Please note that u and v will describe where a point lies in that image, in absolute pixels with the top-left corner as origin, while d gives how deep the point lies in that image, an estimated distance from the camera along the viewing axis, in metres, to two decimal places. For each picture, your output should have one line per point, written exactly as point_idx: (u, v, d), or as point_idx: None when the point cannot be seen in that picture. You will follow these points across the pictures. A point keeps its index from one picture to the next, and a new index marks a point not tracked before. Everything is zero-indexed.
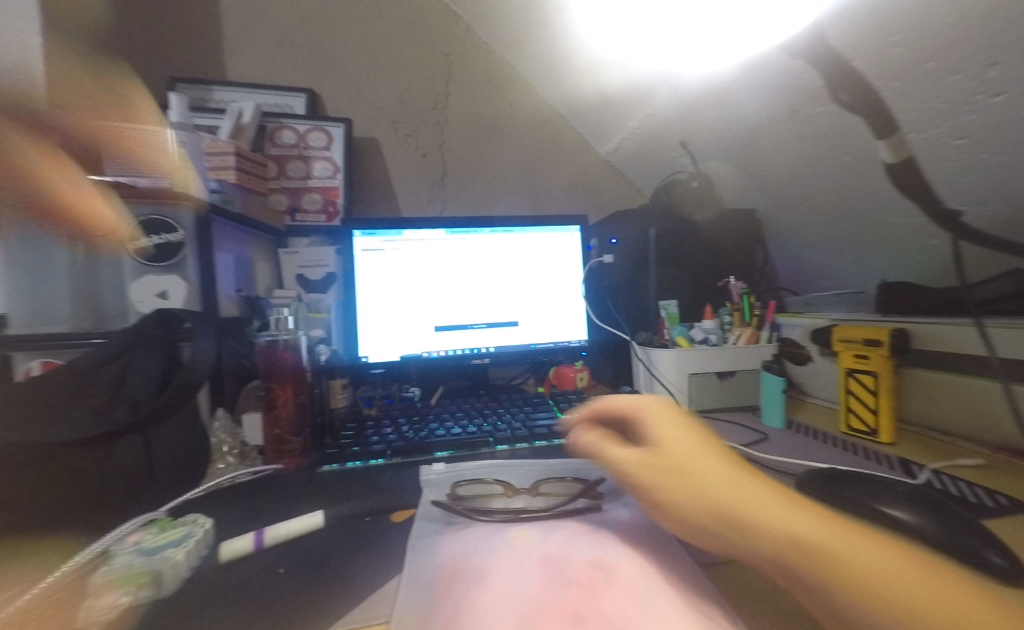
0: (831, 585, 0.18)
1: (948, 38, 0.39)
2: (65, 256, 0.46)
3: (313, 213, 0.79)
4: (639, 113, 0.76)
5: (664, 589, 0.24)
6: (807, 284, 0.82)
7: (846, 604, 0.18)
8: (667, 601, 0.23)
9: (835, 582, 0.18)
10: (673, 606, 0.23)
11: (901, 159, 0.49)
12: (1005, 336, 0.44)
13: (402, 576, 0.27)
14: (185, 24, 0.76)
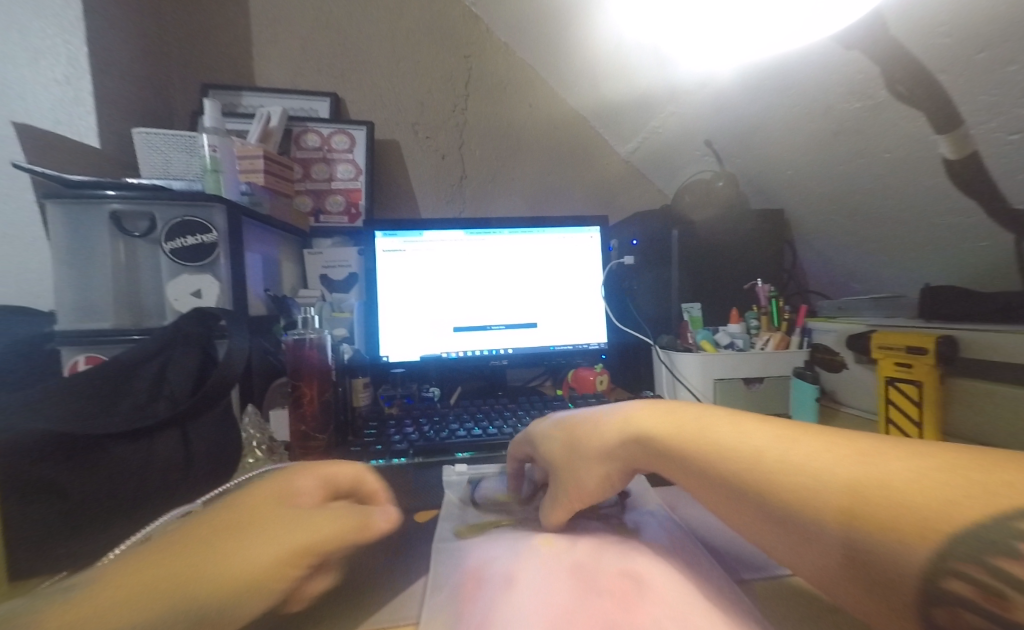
0: (871, 554, 0.17)
1: (1004, 23, 0.37)
2: (109, 255, 0.48)
3: (336, 215, 0.80)
4: (662, 111, 0.74)
5: (701, 604, 0.23)
6: (837, 287, 0.79)
7: (883, 561, 0.16)
8: (705, 617, 0.22)
9: (871, 548, 0.17)
10: (711, 622, 0.22)
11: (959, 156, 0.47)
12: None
13: (433, 577, 0.28)
14: (218, 32, 0.79)
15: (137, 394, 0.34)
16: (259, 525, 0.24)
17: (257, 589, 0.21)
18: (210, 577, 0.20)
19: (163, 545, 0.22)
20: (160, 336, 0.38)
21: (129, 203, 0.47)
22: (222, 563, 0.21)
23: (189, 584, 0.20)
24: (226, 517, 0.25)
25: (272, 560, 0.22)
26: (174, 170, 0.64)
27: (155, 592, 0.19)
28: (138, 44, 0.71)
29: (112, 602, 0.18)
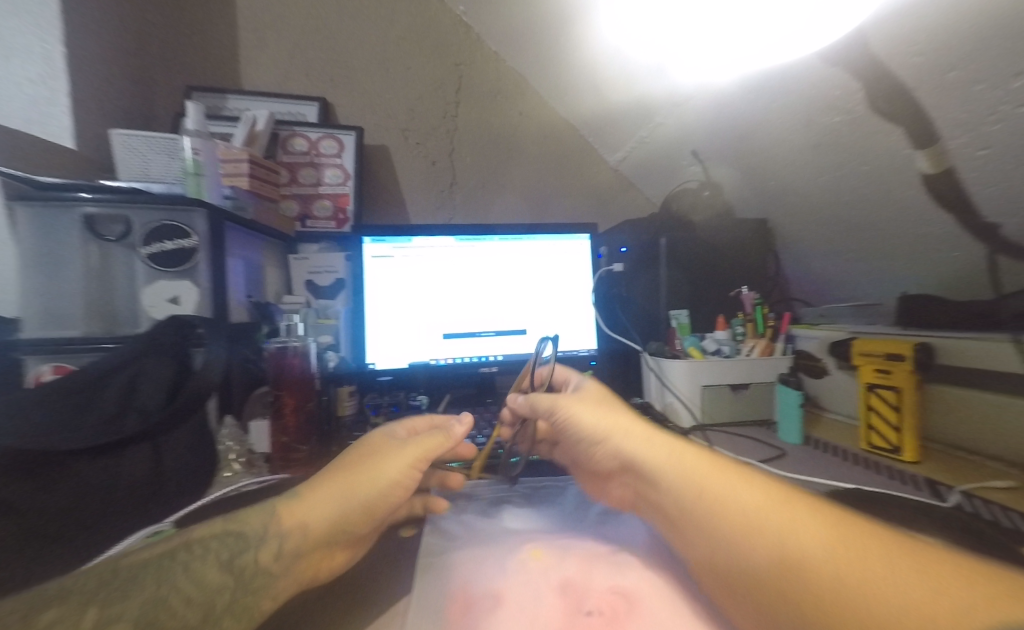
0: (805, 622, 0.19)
1: (974, 43, 0.38)
2: (80, 261, 0.46)
3: (323, 220, 0.79)
4: (650, 122, 0.75)
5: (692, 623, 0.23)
6: (821, 295, 0.80)
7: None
8: None
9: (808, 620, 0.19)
10: None
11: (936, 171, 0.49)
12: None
13: (414, 596, 0.27)
14: (202, 34, 0.78)
15: (104, 406, 0.32)
16: (380, 448, 0.33)
17: (395, 493, 0.31)
18: (365, 489, 0.30)
19: (327, 466, 0.32)
20: (131, 345, 0.36)
21: (103, 205, 0.46)
22: (368, 479, 0.30)
23: (358, 491, 0.29)
24: (357, 446, 0.34)
25: (403, 470, 0.31)
26: (153, 172, 0.62)
27: (341, 496, 0.29)
28: (118, 43, 0.70)
29: (321, 501, 0.28)
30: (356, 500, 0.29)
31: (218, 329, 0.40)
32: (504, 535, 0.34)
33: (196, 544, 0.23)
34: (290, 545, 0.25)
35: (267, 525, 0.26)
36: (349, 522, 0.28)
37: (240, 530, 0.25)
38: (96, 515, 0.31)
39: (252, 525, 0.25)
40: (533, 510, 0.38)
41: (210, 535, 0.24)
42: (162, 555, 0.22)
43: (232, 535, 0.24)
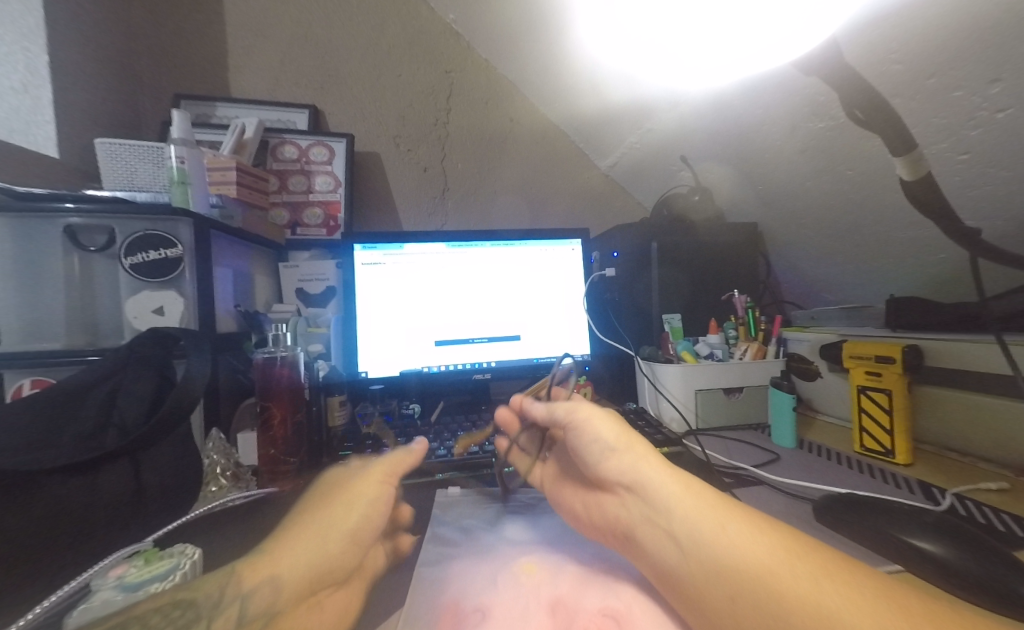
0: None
1: (953, 50, 0.39)
2: (61, 271, 0.45)
3: (313, 227, 0.78)
4: (639, 128, 0.76)
5: None
6: (812, 298, 0.81)
7: None
8: None
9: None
10: None
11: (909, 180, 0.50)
12: None
13: (405, 611, 0.26)
14: (191, 42, 0.77)
15: (83, 422, 0.32)
16: (333, 492, 0.34)
17: (377, 511, 0.33)
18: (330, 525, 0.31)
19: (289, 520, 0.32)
20: (110, 360, 0.36)
21: (87, 216, 0.45)
22: (327, 519, 0.31)
23: (323, 531, 0.30)
24: (314, 497, 0.35)
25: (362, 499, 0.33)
26: (139, 181, 0.61)
27: (309, 542, 0.29)
28: (104, 52, 0.69)
29: (286, 552, 0.28)
30: (326, 538, 0.30)
31: (200, 339, 0.39)
32: (497, 547, 0.33)
33: (138, 619, 0.21)
34: (257, 598, 0.25)
35: (224, 589, 0.25)
36: (331, 562, 0.29)
37: (193, 598, 0.24)
38: (78, 531, 0.29)
39: (205, 591, 0.24)
40: (526, 521, 0.37)
41: (157, 607, 0.22)
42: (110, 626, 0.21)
43: (182, 606, 0.23)
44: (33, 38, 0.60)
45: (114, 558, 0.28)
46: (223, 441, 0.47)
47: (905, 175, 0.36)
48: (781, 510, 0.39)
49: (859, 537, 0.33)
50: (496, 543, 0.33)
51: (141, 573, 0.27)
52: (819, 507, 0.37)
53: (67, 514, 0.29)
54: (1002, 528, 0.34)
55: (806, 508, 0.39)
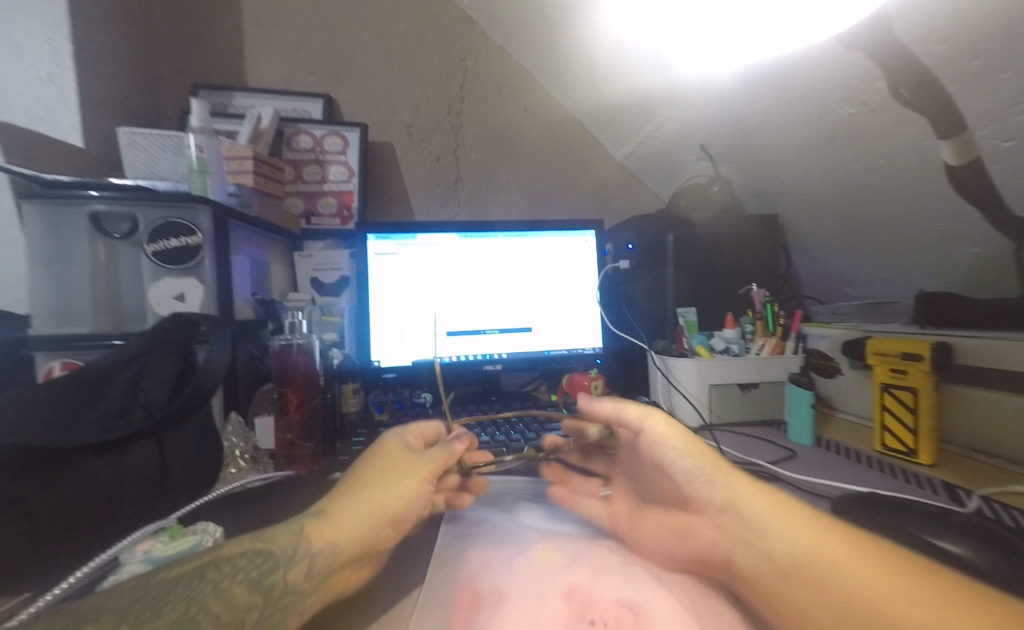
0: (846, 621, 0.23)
1: (998, 30, 0.37)
2: (87, 257, 0.47)
3: (328, 217, 0.79)
4: (656, 115, 0.74)
5: None
6: (832, 292, 0.78)
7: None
8: None
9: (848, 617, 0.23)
10: None
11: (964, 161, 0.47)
12: None
13: (423, 592, 0.27)
14: (208, 31, 0.78)
15: (110, 401, 0.33)
16: (395, 457, 0.33)
17: (416, 505, 0.31)
18: (388, 497, 0.30)
19: (350, 481, 0.32)
20: (136, 342, 0.37)
21: (111, 203, 0.46)
22: (388, 485, 0.31)
23: (384, 501, 0.30)
24: (374, 458, 0.34)
25: (416, 483, 0.32)
26: (161, 170, 0.63)
27: (374, 507, 0.29)
28: (124, 41, 0.70)
29: (355, 511, 0.28)
30: (385, 508, 0.30)
31: (220, 325, 0.40)
32: (514, 532, 0.33)
33: (224, 563, 0.23)
34: (330, 555, 0.25)
35: (297, 543, 0.25)
36: (376, 534, 0.28)
37: (271, 550, 0.24)
38: (105, 508, 0.30)
39: (282, 545, 0.25)
40: (538, 508, 0.37)
41: (240, 553, 0.24)
42: (190, 573, 0.22)
43: (262, 556, 0.24)
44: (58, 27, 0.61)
45: (141, 533, 0.29)
46: (242, 425, 0.48)
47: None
48: None
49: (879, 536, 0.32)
50: (509, 529, 0.33)
51: (167, 548, 0.28)
52: (838, 505, 0.36)
53: (95, 491, 0.30)
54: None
55: (825, 507, 0.38)
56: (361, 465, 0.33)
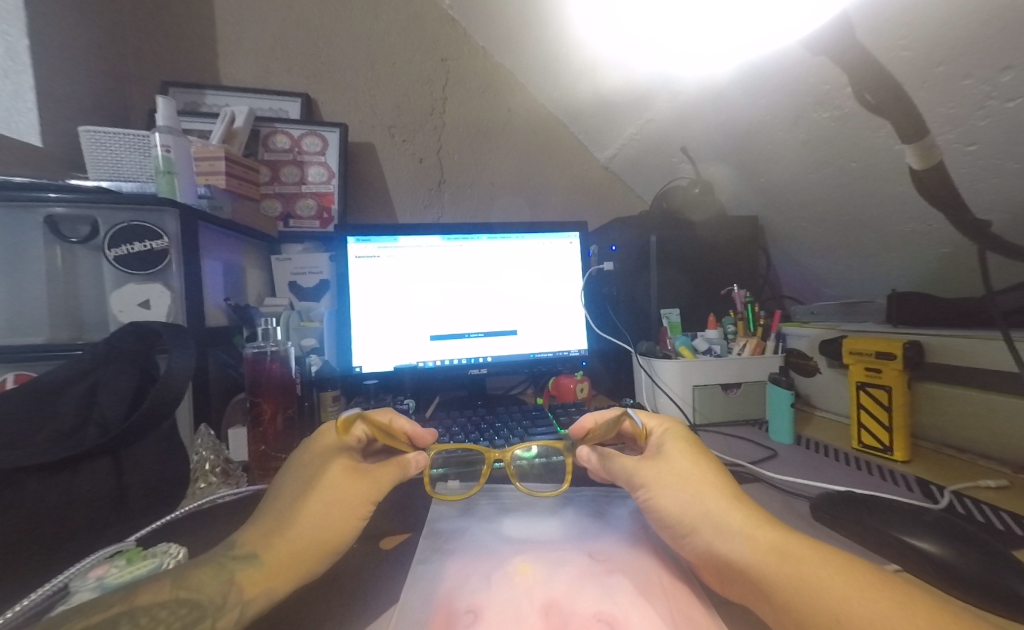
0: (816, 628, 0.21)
1: (962, 38, 0.38)
2: (42, 265, 0.44)
3: (307, 219, 0.77)
4: (639, 118, 0.74)
5: None
6: (811, 292, 0.80)
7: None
8: None
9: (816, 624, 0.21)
10: None
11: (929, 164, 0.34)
12: None
13: (396, 610, 0.26)
14: (177, 27, 0.75)
15: (62, 419, 0.31)
16: (341, 478, 0.31)
17: (349, 527, 0.31)
18: (328, 529, 0.29)
19: (285, 505, 0.30)
20: (91, 354, 0.34)
21: (71, 206, 0.44)
22: (329, 515, 0.30)
23: (324, 533, 0.29)
24: (313, 478, 0.32)
25: (355, 509, 0.31)
26: (126, 171, 0.60)
27: (312, 540, 0.29)
28: (87, 35, 0.67)
29: (292, 549, 0.28)
30: (323, 540, 0.29)
31: (184, 336, 0.37)
32: (489, 544, 0.32)
33: (143, 613, 0.21)
34: (266, 603, 0.25)
35: (226, 593, 0.24)
36: (304, 565, 0.28)
37: (198, 599, 0.23)
38: (54, 531, 0.29)
39: (208, 593, 0.23)
40: (522, 516, 0.36)
41: (160, 603, 0.22)
42: (105, 622, 0.20)
43: (186, 606, 0.22)
44: (13, 21, 0.58)
45: (95, 557, 0.28)
46: (212, 437, 0.46)
47: (916, 168, 0.35)
48: (777, 507, 0.39)
49: (856, 535, 0.33)
50: (493, 542, 0.32)
51: (121, 575, 0.26)
52: (817, 506, 0.37)
53: (41, 513, 0.28)
54: (1001, 527, 0.34)
55: (803, 507, 0.39)
56: (299, 486, 0.31)
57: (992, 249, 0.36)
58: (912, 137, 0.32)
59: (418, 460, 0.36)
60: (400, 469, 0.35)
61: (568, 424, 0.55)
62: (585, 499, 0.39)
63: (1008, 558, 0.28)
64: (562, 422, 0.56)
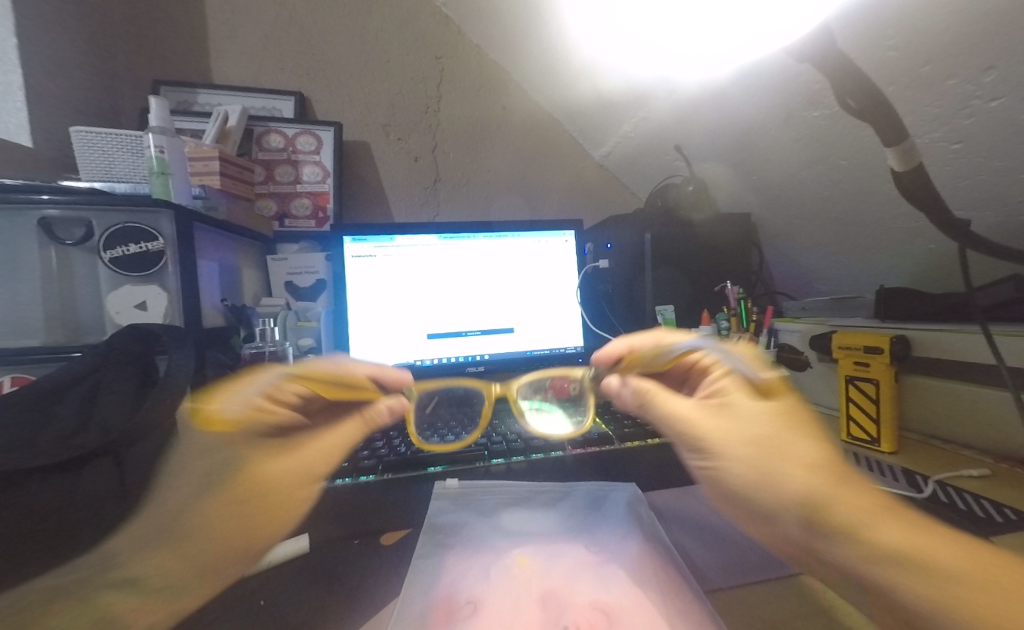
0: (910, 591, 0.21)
1: (947, 40, 0.39)
2: (37, 268, 0.44)
3: (302, 219, 0.77)
4: (633, 117, 0.74)
5: None
6: (803, 288, 0.81)
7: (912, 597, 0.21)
8: None
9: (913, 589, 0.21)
10: None
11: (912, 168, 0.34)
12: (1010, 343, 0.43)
13: (396, 605, 0.27)
14: (168, 25, 0.74)
15: (63, 422, 0.31)
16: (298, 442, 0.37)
17: (312, 479, 0.35)
18: (296, 476, 0.34)
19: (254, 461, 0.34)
20: (91, 358, 0.36)
21: (64, 208, 0.44)
22: (296, 467, 0.35)
23: (291, 481, 0.34)
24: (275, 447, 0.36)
25: (317, 464, 0.36)
26: (119, 172, 0.59)
27: (280, 487, 0.33)
28: (77, 33, 0.66)
29: (259, 496, 0.32)
30: (289, 486, 0.34)
31: (183, 336, 0.39)
32: (487, 537, 0.33)
33: None
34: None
35: None
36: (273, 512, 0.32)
37: None
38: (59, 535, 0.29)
39: None
40: (522, 509, 0.37)
41: None
42: None
43: None
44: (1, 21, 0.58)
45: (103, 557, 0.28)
46: None
47: (896, 168, 0.35)
48: None
49: None
50: (492, 536, 0.33)
51: None
52: None
53: (45, 515, 0.29)
54: (981, 515, 0.35)
55: None
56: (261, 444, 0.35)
57: (971, 248, 0.37)
58: (893, 142, 0.33)
59: (387, 409, 0.41)
60: (365, 424, 0.40)
61: None
62: (587, 492, 0.39)
63: None
64: None
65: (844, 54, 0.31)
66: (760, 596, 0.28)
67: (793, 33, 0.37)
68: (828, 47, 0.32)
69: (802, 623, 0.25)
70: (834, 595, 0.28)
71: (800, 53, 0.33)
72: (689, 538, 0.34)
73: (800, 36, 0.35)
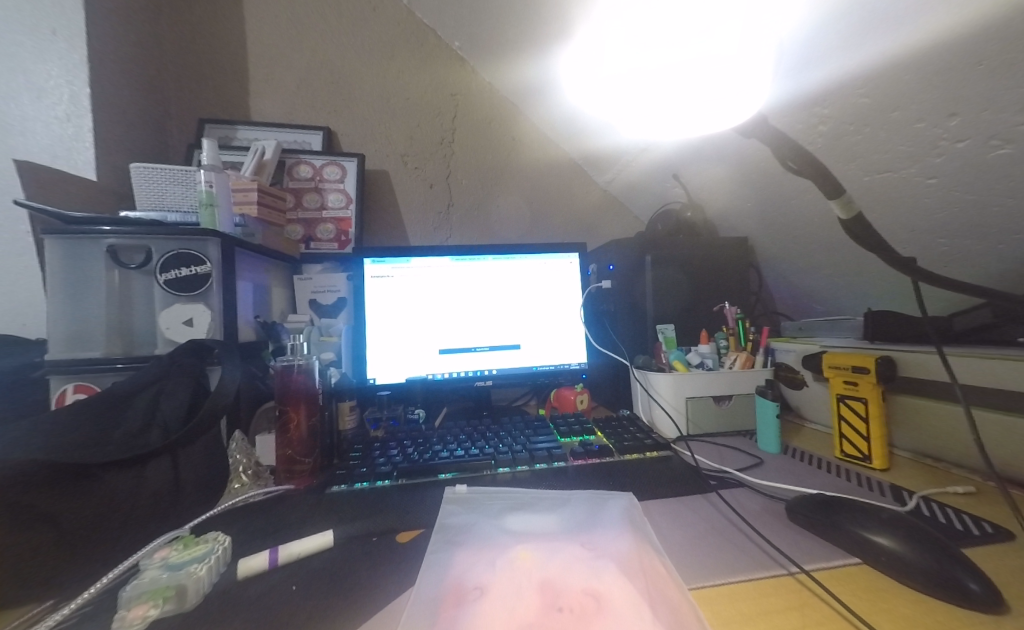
0: None
1: (910, 87, 0.43)
2: (102, 285, 0.50)
3: (326, 242, 0.83)
4: (635, 151, 0.80)
5: (650, 622, 0.26)
6: (804, 309, 0.83)
7: None
8: None
9: None
10: None
11: (870, 180, 0.54)
12: (967, 364, 0.47)
13: (412, 593, 0.30)
14: (215, 70, 0.83)
15: (132, 423, 0.39)
16: None
17: None
18: None
19: None
20: (156, 365, 0.43)
21: (124, 236, 0.50)
22: None
23: None
24: None
25: None
26: (169, 202, 0.66)
27: None
28: (138, 80, 0.74)
29: None
30: None
31: (230, 349, 0.47)
32: (493, 535, 0.37)
33: None
34: None
35: None
36: None
37: None
38: (123, 519, 0.35)
39: None
40: (526, 509, 0.41)
41: None
42: None
43: None
44: (77, 72, 0.66)
45: (158, 541, 0.35)
46: (245, 443, 0.52)
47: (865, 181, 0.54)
48: (756, 510, 0.43)
49: (825, 533, 0.37)
50: (498, 533, 0.37)
51: (180, 556, 0.34)
52: (790, 505, 0.41)
53: (115, 503, 0.35)
54: (959, 527, 0.38)
55: (780, 510, 0.42)
56: None
57: (918, 281, 0.37)
58: (857, 159, 0.53)
59: None
60: None
61: (568, 434, 0.60)
62: (582, 498, 0.43)
63: (953, 552, 0.31)
64: (562, 432, 0.61)
65: (773, 131, 0.36)
66: (740, 593, 0.31)
67: (724, 123, 0.42)
68: (762, 123, 0.36)
69: (773, 616, 0.28)
70: (807, 594, 0.30)
71: (746, 130, 0.38)
72: (678, 541, 0.37)
73: (738, 121, 0.40)
